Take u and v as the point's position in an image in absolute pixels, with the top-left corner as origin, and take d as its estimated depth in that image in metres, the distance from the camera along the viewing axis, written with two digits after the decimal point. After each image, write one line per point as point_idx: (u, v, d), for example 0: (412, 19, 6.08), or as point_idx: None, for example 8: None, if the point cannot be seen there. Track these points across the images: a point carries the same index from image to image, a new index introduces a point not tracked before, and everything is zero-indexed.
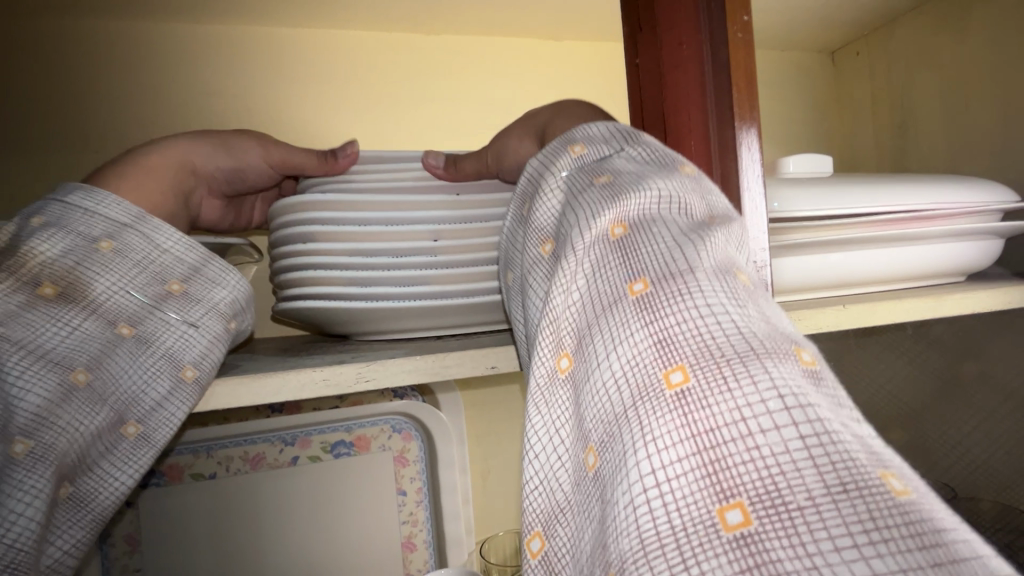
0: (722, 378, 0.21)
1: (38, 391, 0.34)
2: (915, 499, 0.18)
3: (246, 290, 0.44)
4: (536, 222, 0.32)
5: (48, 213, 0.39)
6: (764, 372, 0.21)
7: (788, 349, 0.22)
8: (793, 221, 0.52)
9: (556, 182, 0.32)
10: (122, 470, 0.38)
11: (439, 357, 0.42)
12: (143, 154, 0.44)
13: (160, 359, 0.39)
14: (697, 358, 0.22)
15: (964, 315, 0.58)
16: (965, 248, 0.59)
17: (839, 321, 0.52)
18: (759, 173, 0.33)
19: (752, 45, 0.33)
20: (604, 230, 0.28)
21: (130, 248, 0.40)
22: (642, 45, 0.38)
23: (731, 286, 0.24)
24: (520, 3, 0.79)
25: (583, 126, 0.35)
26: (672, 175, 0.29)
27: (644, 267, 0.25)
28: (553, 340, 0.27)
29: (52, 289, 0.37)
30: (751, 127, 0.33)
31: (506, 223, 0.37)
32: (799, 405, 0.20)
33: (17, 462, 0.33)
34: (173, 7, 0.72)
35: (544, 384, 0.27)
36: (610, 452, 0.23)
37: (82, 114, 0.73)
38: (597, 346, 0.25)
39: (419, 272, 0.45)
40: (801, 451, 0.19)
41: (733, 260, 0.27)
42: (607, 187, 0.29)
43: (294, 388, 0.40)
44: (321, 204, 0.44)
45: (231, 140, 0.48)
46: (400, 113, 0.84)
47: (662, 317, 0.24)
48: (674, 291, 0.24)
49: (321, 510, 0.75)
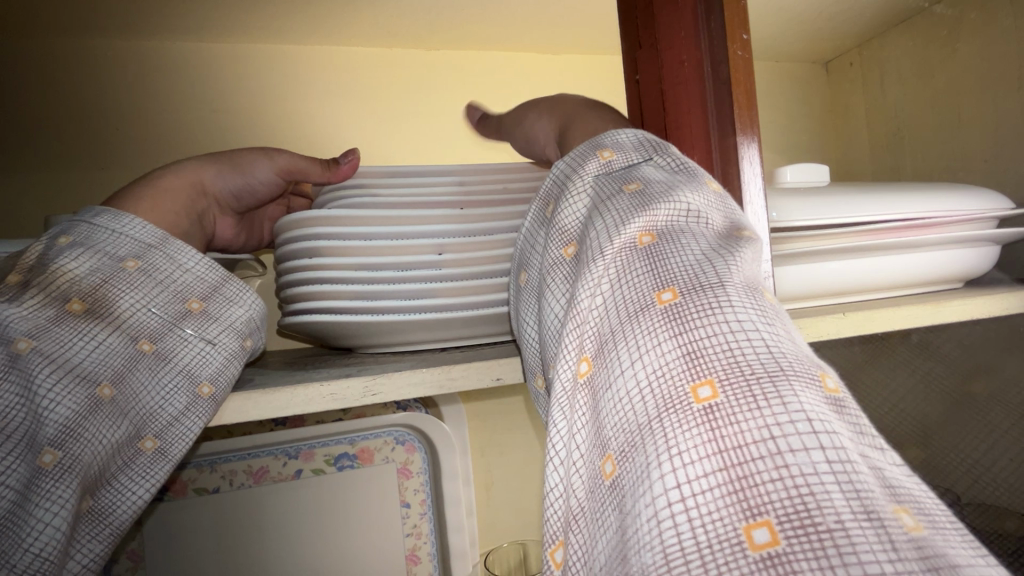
0: (753, 396, 0.22)
1: (67, 404, 0.34)
2: (925, 536, 0.19)
3: (261, 310, 0.45)
4: (559, 222, 0.33)
5: (75, 232, 0.39)
6: (795, 395, 0.21)
7: (814, 373, 0.23)
8: (791, 230, 0.52)
9: (583, 186, 0.33)
10: (139, 484, 0.38)
11: (446, 370, 0.42)
12: (155, 177, 0.45)
13: (178, 375, 0.39)
14: (726, 373, 0.23)
15: (960, 321, 0.58)
16: (958, 255, 0.60)
17: (839, 329, 0.52)
18: (760, 187, 0.34)
19: (752, 63, 0.33)
20: (631, 238, 0.29)
21: (154, 267, 0.40)
22: (642, 61, 0.39)
23: (761, 304, 0.25)
24: (519, 17, 0.80)
25: (612, 132, 0.35)
26: (699, 189, 0.30)
27: (674, 278, 0.26)
28: (577, 343, 0.28)
29: (79, 305, 0.37)
30: (752, 141, 0.33)
31: (523, 226, 0.38)
32: (825, 429, 0.21)
33: (44, 472, 0.33)
34: (174, 24, 0.73)
35: (568, 389, 0.28)
36: (632, 462, 0.23)
37: (85, 130, 0.73)
38: (623, 354, 0.26)
39: (423, 286, 0.45)
40: (829, 476, 0.19)
41: (759, 280, 0.27)
42: (636, 196, 0.30)
43: (302, 403, 0.40)
44: (324, 219, 0.44)
45: (235, 157, 0.50)
46: (400, 126, 0.85)
47: (691, 330, 0.24)
48: (704, 304, 0.25)
49: (325, 523, 0.74)
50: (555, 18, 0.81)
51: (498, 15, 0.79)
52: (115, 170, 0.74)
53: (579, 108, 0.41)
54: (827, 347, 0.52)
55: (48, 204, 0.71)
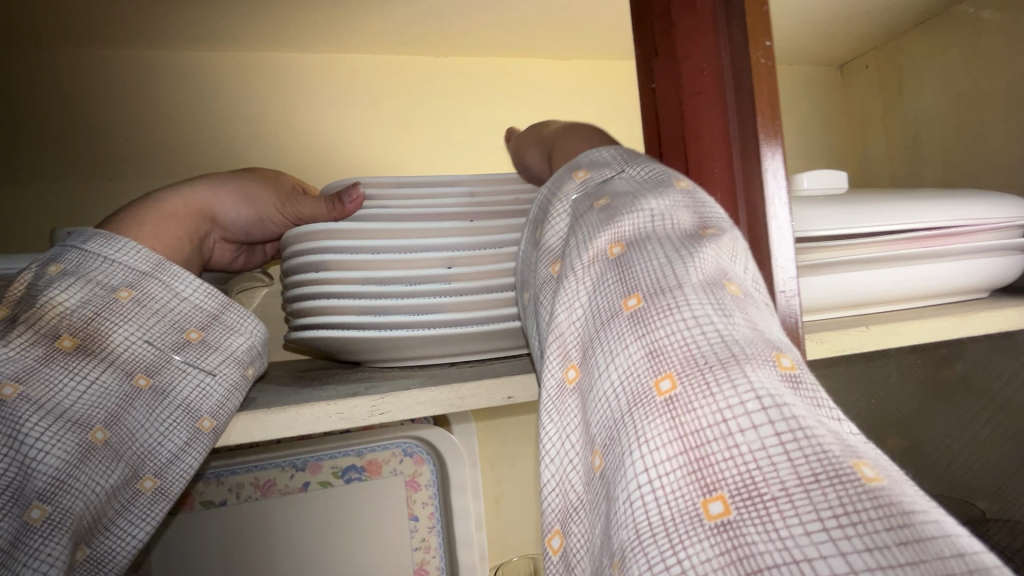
0: (706, 383, 0.21)
1: (58, 452, 0.33)
2: (886, 486, 0.18)
3: (263, 335, 0.44)
4: (545, 242, 0.32)
5: (66, 260, 0.38)
6: (745, 377, 0.21)
7: (766, 355, 0.22)
8: (814, 240, 0.50)
9: (563, 207, 0.32)
10: (139, 527, 0.37)
11: (455, 388, 0.41)
12: (161, 198, 0.45)
13: (178, 410, 0.38)
14: (684, 365, 0.22)
15: (986, 333, 0.57)
16: (986, 264, 0.58)
17: (862, 342, 0.51)
18: (786, 200, 0.32)
19: (776, 70, 0.31)
20: (601, 251, 0.27)
21: (148, 296, 0.39)
22: (659, 70, 0.38)
23: (720, 299, 0.24)
24: (528, 23, 0.79)
25: (589, 151, 0.34)
26: (666, 193, 0.29)
27: (637, 282, 0.25)
28: (560, 352, 0.27)
29: (71, 341, 0.36)
30: (777, 149, 0.31)
31: (521, 247, 0.37)
32: (776, 405, 0.20)
33: (33, 529, 0.32)
34: (183, 35, 0.73)
35: (555, 394, 0.26)
36: (611, 455, 0.23)
37: (96, 141, 0.73)
38: (597, 358, 0.25)
39: (432, 300, 0.44)
40: (776, 447, 0.19)
41: (724, 271, 0.25)
42: (604, 209, 0.29)
43: (308, 422, 0.39)
44: (332, 234, 0.43)
45: (253, 190, 0.48)
46: (411, 133, 0.84)
47: (653, 330, 0.23)
48: (665, 305, 0.24)
49: (332, 537, 0.73)
50: (563, 23, 0.80)
51: (506, 22, 0.78)
52: (125, 181, 0.73)
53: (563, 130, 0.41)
54: (851, 361, 0.50)
55: (58, 216, 0.71)
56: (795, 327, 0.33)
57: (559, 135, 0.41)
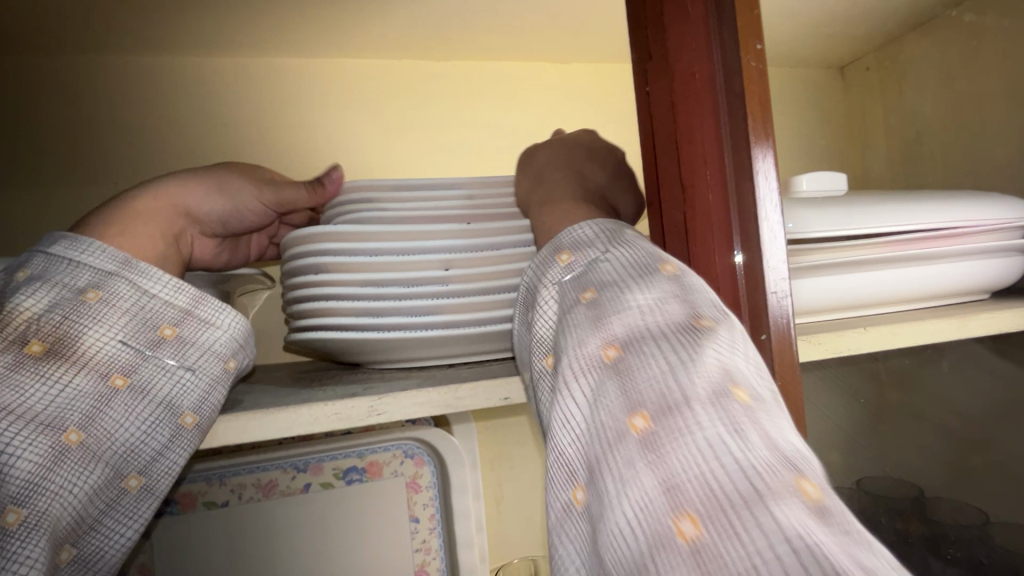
0: (729, 525, 0.21)
1: (30, 456, 0.34)
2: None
3: (242, 327, 0.44)
4: (536, 335, 0.34)
5: (34, 265, 0.39)
6: (771, 515, 0.21)
7: (787, 482, 0.22)
8: (813, 242, 0.50)
9: (550, 295, 0.34)
10: (126, 524, 0.39)
11: (452, 389, 0.42)
12: (135, 199, 0.45)
13: (158, 407, 0.38)
14: (704, 506, 0.22)
15: (987, 335, 0.57)
16: (985, 266, 0.58)
17: (860, 344, 0.51)
18: (776, 202, 0.32)
19: (766, 73, 0.32)
20: (599, 356, 0.29)
21: (115, 295, 0.39)
22: (654, 76, 0.37)
23: (730, 415, 0.24)
24: (528, 27, 0.80)
25: (569, 228, 0.37)
26: (651, 283, 0.31)
27: (643, 401, 0.26)
28: (563, 475, 0.28)
29: (40, 346, 0.36)
30: (769, 152, 0.32)
31: (515, 328, 0.40)
32: (806, 549, 0.20)
33: (10, 532, 0.33)
34: (188, 40, 0.74)
35: (560, 517, 0.28)
36: None
37: (103, 146, 0.75)
38: (607, 483, 0.25)
39: (430, 302, 0.45)
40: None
41: (729, 374, 0.26)
42: (593, 306, 0.31)
43: (306, 423, 0.40)
44: (332, 236, 0.44)
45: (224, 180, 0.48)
46: (411, 137, 0.85)
47: (665, 459, 0.24)
48: (673, 427, 0.24)
49: (333, 539, 0.74)
50: (562, 27, 0.81)
51: (506, 26, 0.79)
52: (129, 186, 0.75)
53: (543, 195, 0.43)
54: (849, 362, 0.51)
55: (63, 220, 0.72)
56: (787, 329, 0.33)
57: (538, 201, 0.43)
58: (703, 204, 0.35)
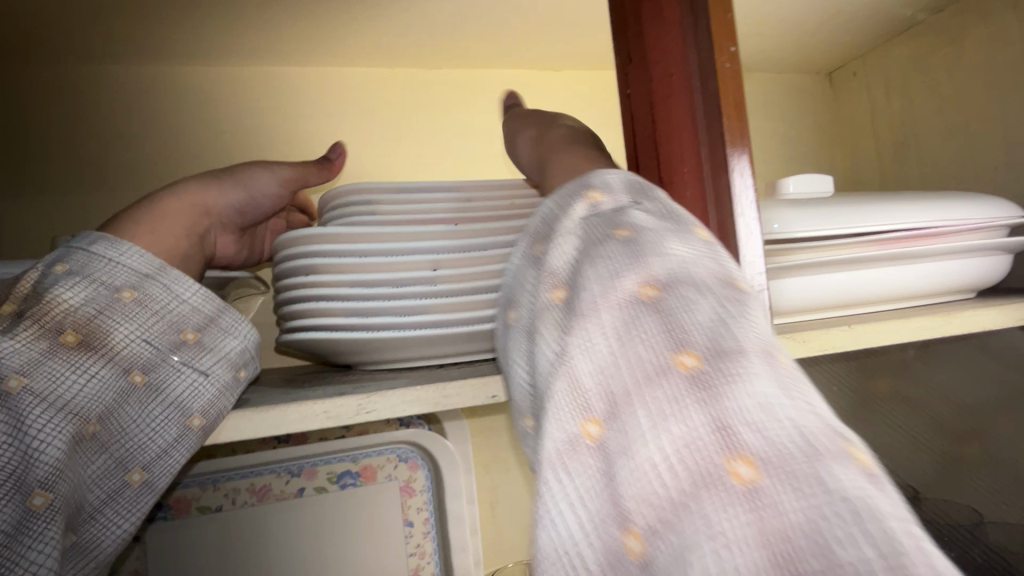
0: (791, 476, 0.20)
1: (56, 444, 0.34)
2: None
3: (256, 340, 0.44)
4: (549, 265, 0.31)
5: (72, 260, 0.38)
6: (833, 471, 0.20)
7: (843, 442, 0.22)
8: (797, 241, 0.51)
9: (571, 227, 0.31)
10: (125, 518, 0.38)
11: (440, 387, 0.42)
12: (158, 200, 0.45)
13: (169, 407, 0.38)
14: (766, 454, 0.21)
15: (972, 332, 0.57)
16: (968, 265, 0.59)
17: (846, 341, 0.52)
18: (752, 199, 0.33)
19: (740, 75, 0.33)
20: (636, 292, 0.27)
21: (150, 297, 0.39)
22: (633, 74, 0.39)
23: (783, 369, 0.23)
24: (521, 33, 0.81)
25: (601, 171, 0.34)
26: (692, 236, 0.29)
27: (694, 343, 0.24)
28: (580, 407, 0.25)
29: (73, 337, 0.36)
30: (744, 153, 0.33)
31: (509, 262, 0.36)
32: (872, 510, 0.19)
33: (36, 515, 0.33)
34: (189, 50, 0.75)
35: (567, 451, 0.25)
36: (673, 549, 0.21)
37: (103, 153, 0.75)
38: (645, 423, 0.23)
39: (417, 302, 0.45)
40: (881, 565, 0.18)
41: (773, 336, 0.26)
42: (630, 242, 0.29)
43: (294, 422, 0.40)
44: (323, 237, 0.45)
45: (240, 176, 0.50)
46: (405, 143, 0.85)
47: (722, 400, 0.22)
48: (730, 372, 0.23)
49: (326, 544, 0.74)
50: (552, 34, 0.82)
51: (500, 33, 0.80)
52: (124, 192, 0.75)
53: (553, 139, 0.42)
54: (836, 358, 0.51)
55: (60, 223, 0.73)
56: None
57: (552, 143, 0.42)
58: (682, 200, 0.36)
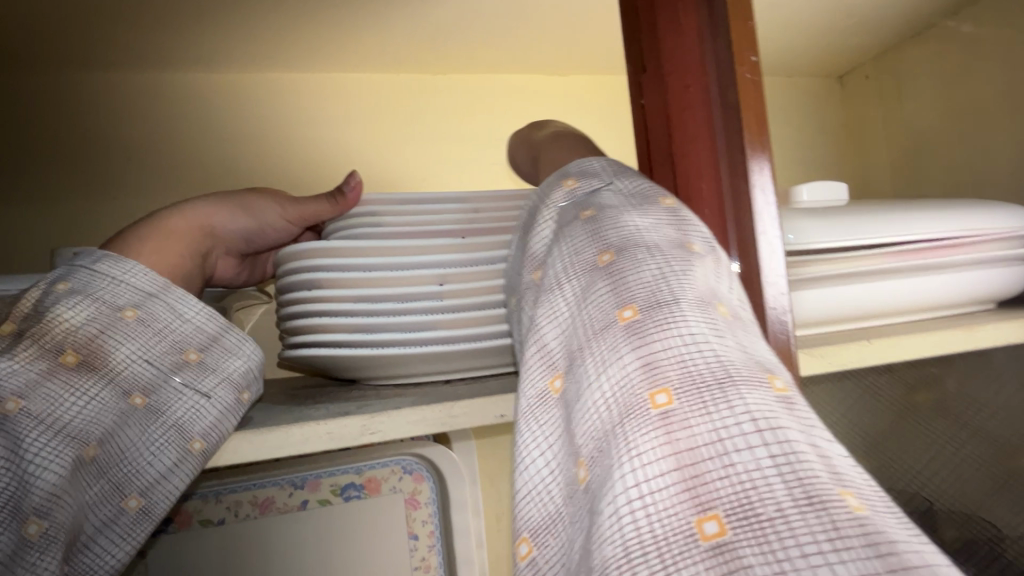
0: (702, 401, 0.23)
1: (54, 467, 0.33)
2: (869, 515, 0.20)
3: (260, 360, 0.43)
4: (530, 250, 0.34)
5: (74, 279, 0.37)
6: (740, 398, 0.23)
7: (762, 377, 0.24)
8: (814, 253, 0.49)
9: (550, 215, 0.33)
10: (119, 546, 0.36)
11: (447, 406, 0.41)
12: (162, 217, 0.44)
13: (170, 430, 0.37)
14: (681, 383, 0.24)
15: (993, 345, 0.55)
16: (988, 276, 0.57)
17: (865, 356, 0.50)
18: (774, 217, 0.32)
19: (762, 86, 0.32)
20: (591, 259, 0.29)
21: (153, 316, 0.39)
22: (648, 86, 0.38)
23: (712, 317, 0.26)
24: (527, 38, 0.80)
25: (581, 160, 0.36)
26: (653, 209, 0.31)
27: (633, 295, 0.27)
28: (543, 362, 0.29)
29: (74, 357, 0.35)
30: (766, 169, 0.31)
31: (511, 253, 0.38)
32: (770, 427, 0.22)
33: (31, 544, 0.32)
34: (191, 57, 0.75)
35: (535, 402, 0.28)
36: (599, 466, 0.24)
37: (105, 161, 0.74)
38: (587, 368, 0.26)
39: (424, 318, 0.44)
40: (769, 467, 0.21)
41: (715, 291, 0.28)
42: (591, 222, 0.31)
43: (297, 443, 0.39)
44: (328, 252, 0.44)
45: (249, 202, 0.48)
46: (409, 149, 0.84)
47: (649, 343, 0.25)
48: (660, 319, 0.26)
49: (330, 558, 0.72)
50: (558, 39, 0.81)
51: (505, 38, 0.79)
52: (126, 200, 0.74)
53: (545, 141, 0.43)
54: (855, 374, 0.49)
55: (61, 232, 0.72)
56: (787, 344, 0.32)
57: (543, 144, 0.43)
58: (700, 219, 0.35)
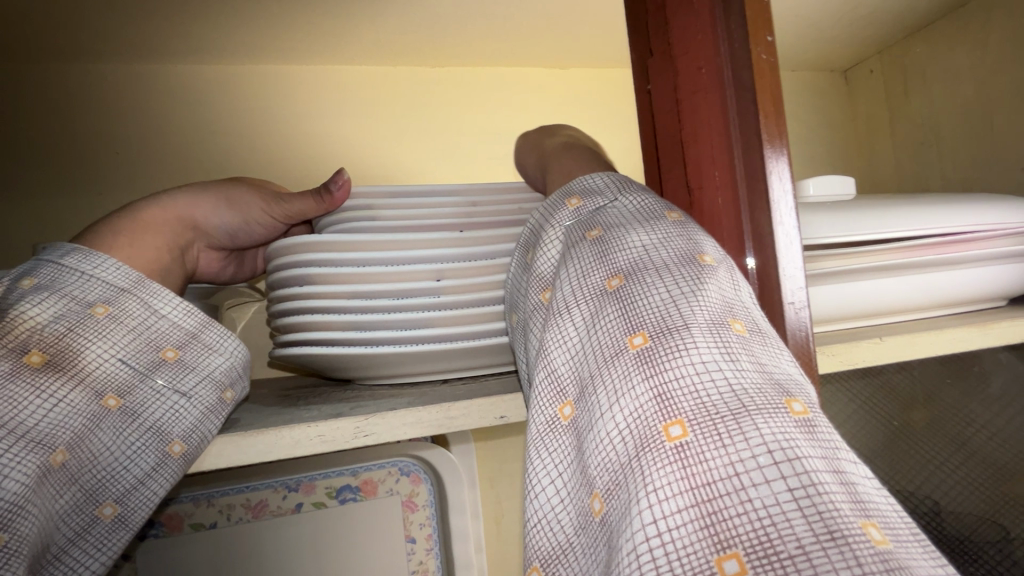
0: (718, 433, 0.21)
1: (17, 475, 0.30)
2: (893, 550, 0.18)
3: (244, 356, 0.41)
4: (536, 270, 0.32)
5: (41, 274, 0.36)
6: (758, 428, 0.21)
7: (778, 402, 0.22)
8: (824, 248, 0.48)
9: (554, 234, 0.32)
10: (94, 556, 0.35)
11: (444, 407, 0.39)
12: (141, 208, 0.43)
13: (147, 432, 0.36)
14: (695, 413, 0.22)
15: (1008, 342, 0.54)
16: (1001, 271, 0.55)
17: (876, 355, 0.48)
18: (791, 206, 0.30)
19: (778, 67, 0.30)
20: (600, 282, 0.28)
21: (126, 313, 0.37)
22: (655, 72, 0.36)
23: (725, 342, 0.24)
24: (525, 29, 0.78)
25: (583, 177, 0.34)
26: (659, 223, 0.30)
27: (643, 321, 0.25)
28: (553, 389, 0.27)
29: (39, 357, 0.33)
30: (781, 154, 0.29)
31: (511, 269, 0.37)
32: (788, 459, 0.20)
33: None
34: (179, 48, 0.73)
35: (546, 429, 0.27)
36: (616, 500, 0.23)
37: (92, 156, 0.72)
38: (598, 397, 0.25)
39: (420, 314, 0.42)
40: (789, 503, 0.19)
41: (729, 309, 0.26)
42: (598, 242, 0.29)
43: (286, 446, 0.37)
44: (316, 245, 0.41)
45: (232, 193, 0.47)
46: (406, 144, 0.82)
47: (662, 371, 0.23)
48: (672, 346, 0.24)
49: (325, 562, 0.70)
50: (559, 31, 0.79)
51: (502, 30, 0.77)
52: (116, 196, 0.72)
53: (555, 149, 0.41)
54: (864, 373, 0.48)
55: (50, 228, 0.70)
56: (805, 342, 0.31)
57: (552, 153, 0.41)
58: (712, 209, 0.34)
